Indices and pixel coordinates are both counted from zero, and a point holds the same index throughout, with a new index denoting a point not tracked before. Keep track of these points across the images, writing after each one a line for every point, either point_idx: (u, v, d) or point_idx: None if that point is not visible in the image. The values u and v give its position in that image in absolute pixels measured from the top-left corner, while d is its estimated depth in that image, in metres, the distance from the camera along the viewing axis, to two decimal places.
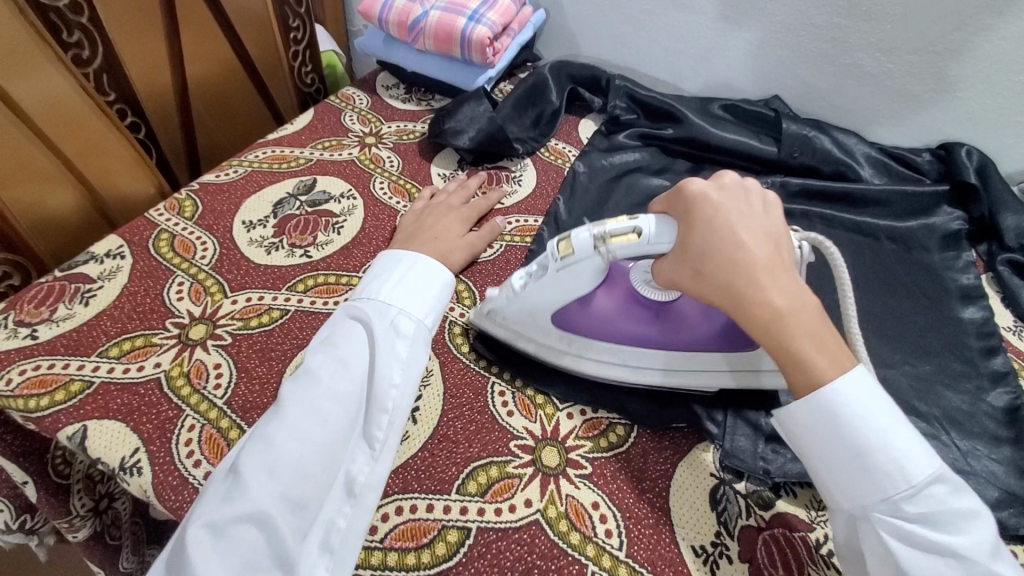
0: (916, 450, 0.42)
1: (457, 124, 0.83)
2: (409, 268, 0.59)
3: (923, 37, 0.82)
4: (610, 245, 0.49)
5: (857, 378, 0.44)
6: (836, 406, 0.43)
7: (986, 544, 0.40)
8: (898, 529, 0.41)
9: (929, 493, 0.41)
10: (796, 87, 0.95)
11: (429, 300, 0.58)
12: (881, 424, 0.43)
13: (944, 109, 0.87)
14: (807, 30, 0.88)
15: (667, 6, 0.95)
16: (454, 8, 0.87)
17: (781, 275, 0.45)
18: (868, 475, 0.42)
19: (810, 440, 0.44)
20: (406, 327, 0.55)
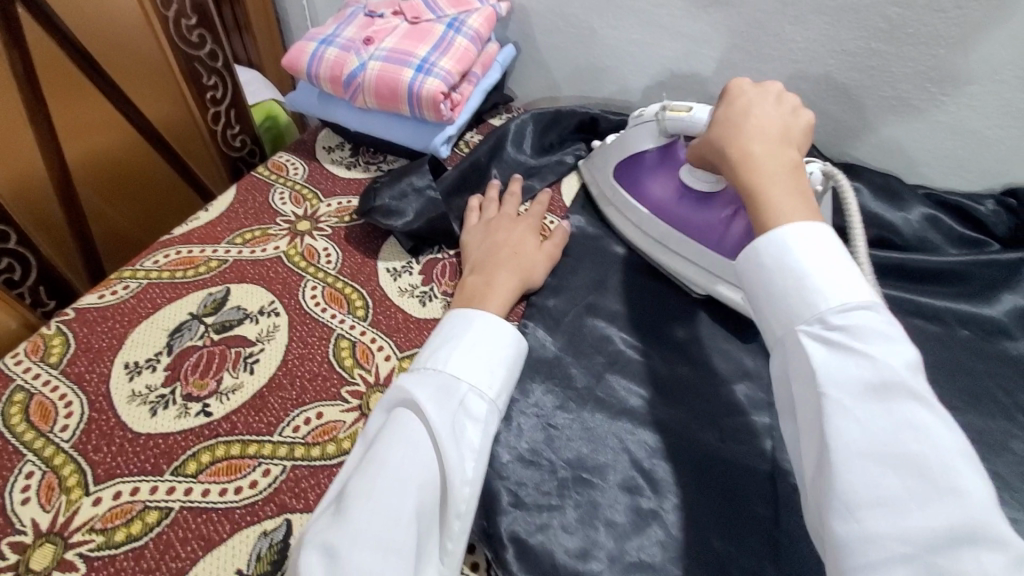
0: (847, 281, 0.40)
1: (390, 208, 0.65)
2: (465, 334, 0.51)
3: (987, 62, 0.65)
4: (666, 114, 0.61)
5: (810, 228, 0.42)
6: (776, 245, 0.42)
7: (903, 359, 0.36)
8: (820, 342, 0.39)
9: (857, 313, 0.39)
10: (824, 124, 0.78)
11: (491, 372, 0.50)
12: (814, 263, 0.41)
13: (1013, 148, 0.70)
14: (837, 59, 0.72)
15: (661, 34, 0.79)
16: (397, 57, 0.72)
17: (765, 132, 0.48)
18: (792, 291, 0.41)
19: (755, 275, 0.44)
20: (476, 409, 0.48)
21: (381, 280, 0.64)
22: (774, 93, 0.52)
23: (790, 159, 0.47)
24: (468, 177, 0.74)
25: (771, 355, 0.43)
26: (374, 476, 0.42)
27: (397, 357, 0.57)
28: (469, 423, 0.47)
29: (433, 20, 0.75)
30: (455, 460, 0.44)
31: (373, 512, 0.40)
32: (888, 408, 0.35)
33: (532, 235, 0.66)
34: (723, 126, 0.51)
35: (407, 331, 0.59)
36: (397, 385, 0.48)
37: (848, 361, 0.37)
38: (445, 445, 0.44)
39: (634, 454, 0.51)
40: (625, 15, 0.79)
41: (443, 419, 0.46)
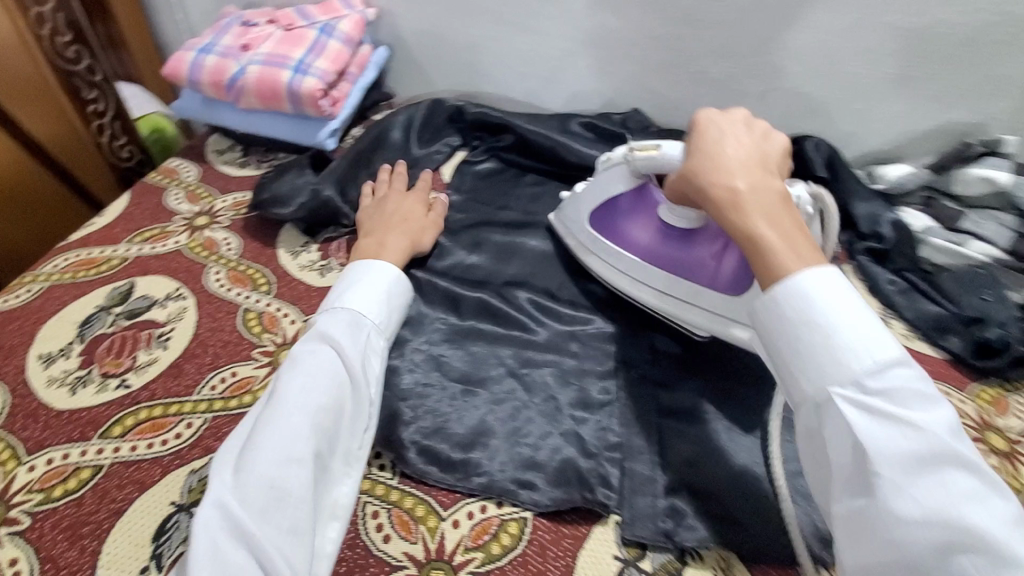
0: (881, 339, 0.42)
1: (281, 200, 0.73)
2: (358, 284, 0.61)
3: (755, 37, 0.83)
4: (636, 155, 0.63)
5: (829, 275, 0.44)
6: (798, 296, 0.44)
7: (944, 423, 0.39)
8: (859, 407, 0.41)
9: (897, 374, 0.41)
10: (652, 100, 0.94)
11: (388, 310, 0.61)
12: (839, 315, 0.43)
13: (788, 105, 0.89)
14: (650, 43, 0.87)
15: (510, 30, 0.91)
16: (275, 60, 0.79)
17: (744, 165, 0.51)
18: (825, 355, 0.43)
19: (783, 331, 0.45)
20: (376, 339, 0.58)
21: (281, 259, 0.71)
22: (740, 117, 0.56)
23: (781, 190, 0.49)
24: (355, 166, 0.81)
25: (799, 408, 0.45)
26: (294, 390, 0.51)
27: (302, 320, 0.64)
28: (369, 356, 0.57)
29: (306, 26, 0.84)
30: (351, 383, 0.53)
31: (282, 427, 0.48)
32: (938, 481, 0.38)
33: (422, 206, 0.75)
34: (702, 162, 0.53)
35: (310, 298, 0.67)
36: (308, 331, 0.57)
37: (897, 429, 0.39)
38: (343, 374, 0.53)
39: (509, 366, 0.63)
40: (478, 15, 0.91)
41: (352, 345, 0.56)
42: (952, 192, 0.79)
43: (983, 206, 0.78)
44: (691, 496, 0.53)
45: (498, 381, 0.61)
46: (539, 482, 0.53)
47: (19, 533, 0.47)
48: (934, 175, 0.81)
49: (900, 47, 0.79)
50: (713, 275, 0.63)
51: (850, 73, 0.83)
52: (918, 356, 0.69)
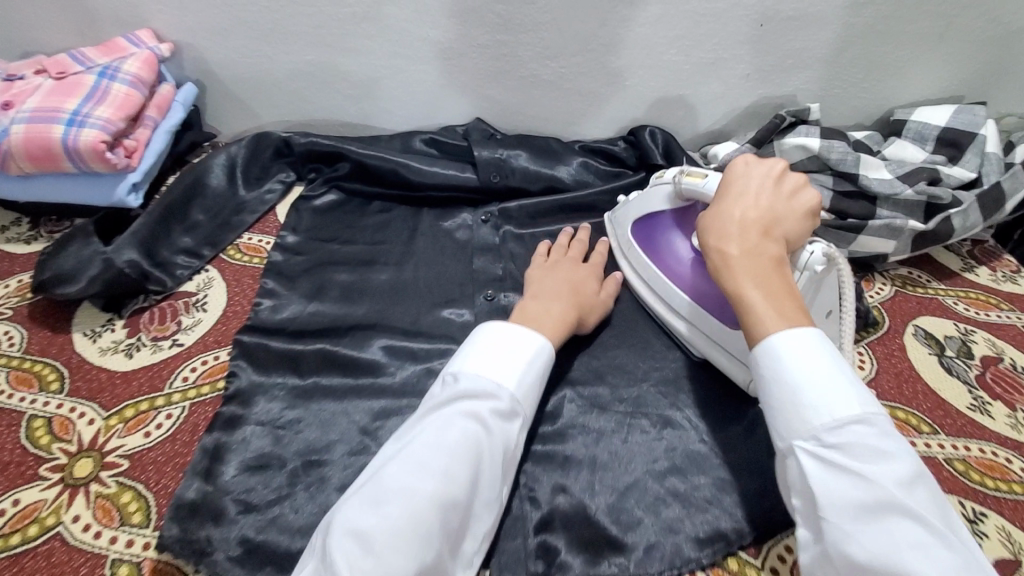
0: (839, 397, 0.45)
1: (65, 276, 0.62)
2: (479, 335, 0.55)
3: (579, 37, 0.83)
4: (683, 178, 0.64)
5: (802, 334, 0.48)
6: (768, 354, 0.48)
7: (899, 477, 0.42)
8: (822, 458, 0.44)
9: (852, 428, 0.44)
10: (492, 107, 0.92)
11: (535, 372, 0.55)
12: (805, 373, 0.46)
13: (622, 99, 0.90)
14: (478, 52, 0.85)
15: (330, 53, 0.85)
16: (43, 115, 0.68)
17: (744, 228, 0.55)
18: (791, 403, 0.46)
19: (760, 383, 0.49)
20: (525, 401, 0.53)
21: (78, 346, 0.61)
22: (769, 171, 0.58)
23: (773, 253, 0.53)
24: (166, 221, 0.71)
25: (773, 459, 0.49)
26: (432, 479, 0.45)
27: (101, 418, 0.55)
28: (520, 412, 0.52)
29: (81, 71, 0.72)
30: (499, 438, 0.50)
31: (427, 489, 0.45)
32: (888, 527, 0.41)
33: (593, 279, 0.68)
34: (711, 219, 0.57)
35: (112, 389, 0.58)
36: (474, 397, 0.51)
37: (844, 479, 0.43)
38: (491, 429, 0.50)
39: (360, 421, 0.57)
40: (289, 39, 0.83)
41: (499, 420, 0.50)
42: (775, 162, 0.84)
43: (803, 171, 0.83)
44: (563, 530, 0.52)
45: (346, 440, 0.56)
46: None
47: None
48: (758, 148, 0.85)
49: (709, 32, 0.82)
50: (722, 306, 0.62)
51: (672, 62, 0.86)
52: None
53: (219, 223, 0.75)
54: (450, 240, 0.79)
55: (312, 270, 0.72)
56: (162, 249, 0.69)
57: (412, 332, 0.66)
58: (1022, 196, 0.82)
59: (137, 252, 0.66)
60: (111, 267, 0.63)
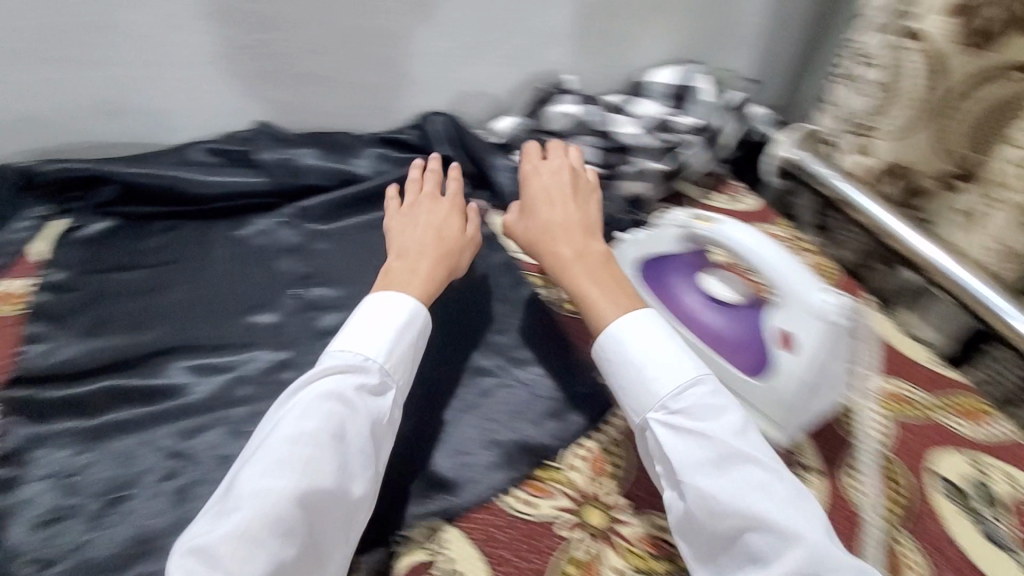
0: (672, 370, 0.57)
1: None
2: (363, 316, 0.60)
3: (338, 27, 0.83)
4: (694, 225, 0.68)
5: (638, 320, 0.60)
6: (613, 342, 0.60)
7: (731, 428, 0.54)
8: (665, 419, 0.56)
9: (688, 393, 0.56)
10: (271, 108, 0.90)
11: (397, 340, 0.59)
12: (637, 346, 0.59)
13: (400, 85, 0.93)
14: (241, 54, 0.83)
15: (71, 68, 0.78)
16: None
17: (570, 236, 0.69)
18: (636, 372, 0.58)
19: (609, 361, 0.61)
20: (391, 374, 0.58)
21: None
22: (553, 167, 0.77)
23: (598, 252, 0.68)
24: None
25: (641, 437, 0.59)
26: (276, 476, 0.48)
27: None
28: (391, 382, 0.58)
29: None
30: (365, 420, 0.54)
31: (286, 484, 0.48)
32: (734, 475, 0.51)
33: (552, 206, 0.73)
34: (530, 208, 0.74)
35: None
36: (332, 376, 0.55)
37: (686, 437, 0.54)
38: (354, 416, 0.54)
39: (163, 448, 0.56)
40: (15, 59, 0.75)
41: (353, 404, 0.54)
42: (544, 130, 0.96)
43: (566, 134, 0.95)
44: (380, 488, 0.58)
45: (156, 465, 0.55)
46: None
47: None
48: (528, 121, 0.96)
49: (466, 17, 0.89)
50: (742, 353, 0.64)
51: (438, 48, 0.91)
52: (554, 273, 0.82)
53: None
54: (245, 247, 0.77)
55: (89, 306, 0.67)
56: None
57: (212, 347, 0.65)
58: (732, 129, 1.04)
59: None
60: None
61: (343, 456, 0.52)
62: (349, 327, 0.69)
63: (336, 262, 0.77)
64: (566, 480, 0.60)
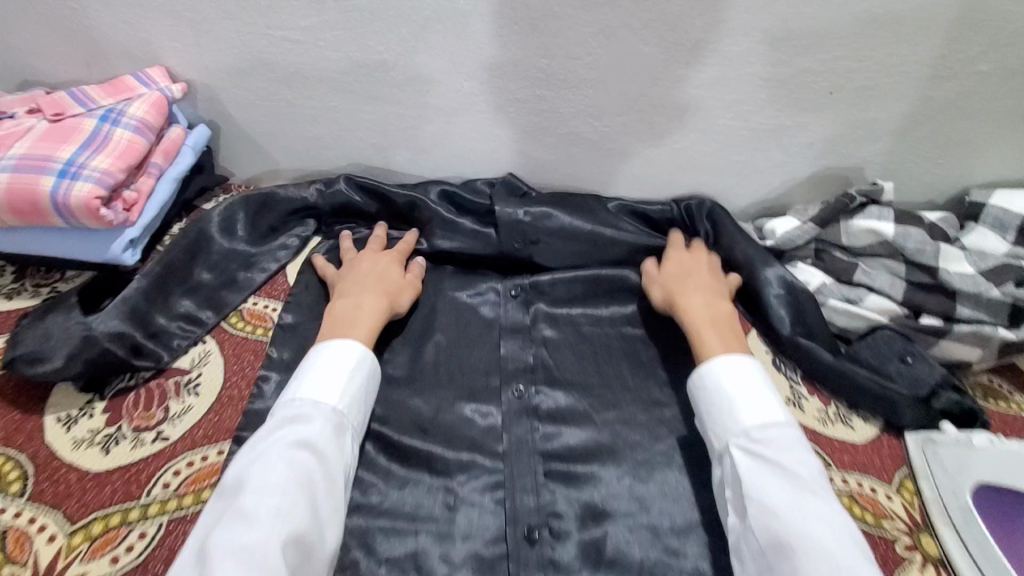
0: (760, 411, 0.56)
1: (36, 352, 0.55)
2: (315, 365, 0.56)
3: (627, 96, 0.74)
4: None
5: (746, 366, 0.59)
6: (709, 378, 0.59)
7: (803, 466, 0.52)
8: (747, 450, 0.54)
9: (770, 431, 0.54)
10: (526, 163, 0.83)
11: (349, 390, 0.56)
12: (741, 394, 0.57)
13: (669, 161, 0.81)
14: (515, 106, 0.77)
15: (355, 99, 0.78)
16: (31, 164, 0.60)
17: (702, 283, 0.68)
18: (728, 413, 0.56)
19: (709, 401, 0.58)
20: (344, 420, 0.54)
21: (49, 436, 0.53)
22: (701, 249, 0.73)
23: (725, 308, 0.66)
24: (167, 279, 0.64)
25: (721, 462, 0.55)
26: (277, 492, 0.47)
27: (65, 534, 0.47)
28: (348, 424, 0.54)
29: (81, 113, 0.65)
30: (341, 451, 0.52)
31: (269, 529, 0.45)
32: (802, 506, 0.50)
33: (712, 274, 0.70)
34: (678, 264, 0.71)
35: (81, 495, 0.49)
36: (296, 422, 0.52)
37: (766, 469, 0.52)
38: (329, 439, 0.52)
39: None
40: (311, 85, 0.77)
41: (337, 417, 0.54)
42: (839, 245, 0.74)
43: (868, 255, 0.73)
44: None
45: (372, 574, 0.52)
46: None
47: None
48: (821, 228, 0.74)
49: (775, 98, 0.74)
50: None
51: (728, 127, 0.77)
52: (838, 446, 0.62)
53: (224, 280, 0.67)
54: (476, 319, 0.70)
55: None
56: (144, 309, 0.61)
57: (433, 442, 0.60)
58: None
59: (126, 320, 0.59)
60: (120, 333, 0.58)
61: (331, 481, 0.50)
62: (577, 455, 0.60)
63: (569, 363, 0.67)
64: None
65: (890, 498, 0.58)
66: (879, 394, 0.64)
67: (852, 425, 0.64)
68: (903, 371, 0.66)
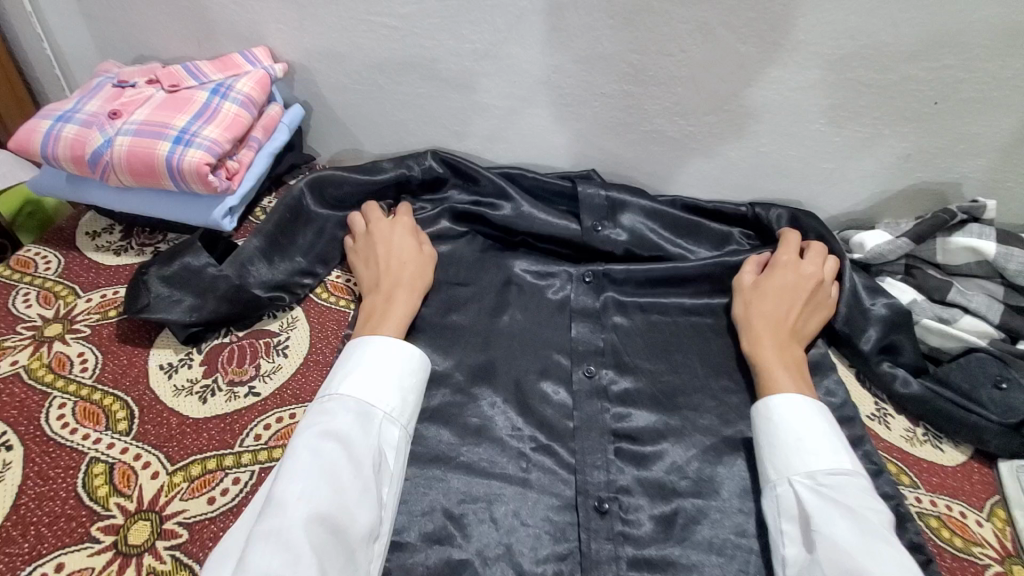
0: (827, 451, 0.53)
1: (159, 302, 0.59)
2: (365, 356, 0.57)
3: (716, 96, 0.74)
4: None
5: (808, 412, 0.55)
6: (768, 414, 0.56)
7: (871, 508, 0.49)
8: (813, 488, 0.51)
9: (838, 474, 0.52)
10: (605, 159, 0.84)
11: (383, 382, 0.55)
12: (804, 432, 0.54)
13: (751, 163, 0.80)
14: (600, 100, 0.77)
15: (443, 87, 0.80)
16: (150, 129, 0.64)
17: (776, 316, 0.64)
18: (791, 449, 0.54)
19: (767, 434, 0.55)
20: (374, 412, 0.53)
21: (153, 380, 0.57)
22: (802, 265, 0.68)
23: (796, 351, 0.63)
24: (278, 241, 0.66)
25: (778, 501, 0.52)
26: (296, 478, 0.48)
27: (166, 472, 0.50)
28: (377, 416, 0.53)
29: (194, 86, 0.70)
30: (374, 438, 0.52)
31: (294, 509, 0.46)
32: (870, 548, 0.46)
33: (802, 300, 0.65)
34: (755, 292, 0.66)
35: (181, 439, 0.52)
36: (315, 414, 0.53)
37: (832, 508, 0.49)
38: (361, 428, 0.52)
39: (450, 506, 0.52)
40: (403, 71, 0.79)
41: (360, 409, 0.53)
42: (933, 262, 0.72)
43: (964, 274, 0.72)
44: None
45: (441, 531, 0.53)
46: None
47: None
48: (915, 244, 0.72)
49: (871, 105, 0.72)
50: None
51: (817, 132, 0.76)
52: (926, 466, 0.60)
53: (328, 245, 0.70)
54: (544, 302, 0.70)
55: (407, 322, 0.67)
56: (250, 265, 0.64)
57: (507, 413, 0.61)
58: None
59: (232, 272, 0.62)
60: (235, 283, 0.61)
61: (365, 471, 0.50)
62: (647, 439, 0.60)
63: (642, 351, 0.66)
64: None
65: (981, 524, 0.56)
66: (969, 422, 0.61)
67: (939, 445, 0.62)
68: (997, 399, 0.62)
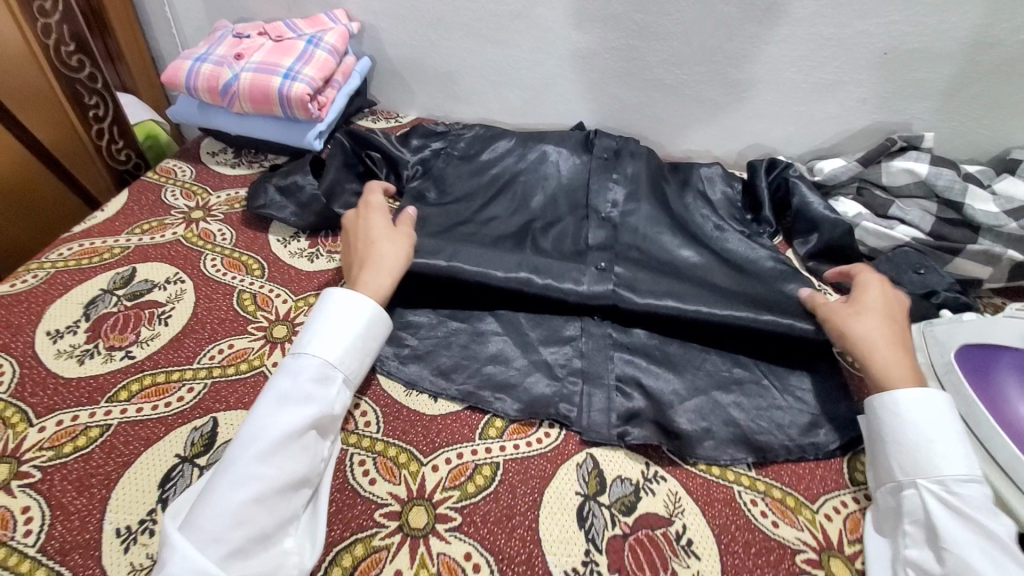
0: (955, 454, 0.51)
1: (273, 202, 0.79)
2: (322, 317, 0.58)
3: (706, 48, 0.91)
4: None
5: (930, 411, 0.53)
6: (892, 407, 0.54)
7: (999, 528, 0.47)
8: (939, 494, 0.50)
9: (972, 485, 0.50)
10: (614, 104, 1.02)
11: (344, 341, 0.57)
12: (932, 432, 0.52)
13: (736, 107, 0.98)
14: (611, 54, 0.95)
15: (484, 43, 0.98)
16: (266, 68, 0.85)
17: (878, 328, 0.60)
18: (921, 455, 0.52)
19: (890, 427, 0.54)
20: (329, 371, 0.55)
21: (273, 248, 0.77)
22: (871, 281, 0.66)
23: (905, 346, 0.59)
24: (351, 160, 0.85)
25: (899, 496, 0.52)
26: (254, 438, 0.50)
27: (292, 299, 0.70)
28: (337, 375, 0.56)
29: (293, 38, 0.90)
30: (328, 396, 0.54)
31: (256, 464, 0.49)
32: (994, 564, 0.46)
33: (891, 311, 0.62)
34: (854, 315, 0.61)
35: (299, 282, 0.73)
36: (282, 370, 0.55)
37: (958, 517, 0.48)
38: (318, 387, 0.54)
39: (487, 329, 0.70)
40: (452, 30, 0.98)
41: (317, 368, 0.55)
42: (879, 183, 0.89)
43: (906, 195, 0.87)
44: (646, 425, 0.60)
45: None
46: (509, 410, 0.61)
47: (31, 484, 0.52)
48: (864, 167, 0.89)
49: (832, 55, 0.88)
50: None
51: (790, 79, 0.92)
52: None
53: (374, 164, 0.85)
54: None
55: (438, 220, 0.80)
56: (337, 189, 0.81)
57: None
58: None
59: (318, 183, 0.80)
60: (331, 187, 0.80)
61: (313, 428, 0.53)
62: None
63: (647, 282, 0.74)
64: (821, 525, 0.54)
65: None
66: None
67: None
68: (916, 280, 0.78)
